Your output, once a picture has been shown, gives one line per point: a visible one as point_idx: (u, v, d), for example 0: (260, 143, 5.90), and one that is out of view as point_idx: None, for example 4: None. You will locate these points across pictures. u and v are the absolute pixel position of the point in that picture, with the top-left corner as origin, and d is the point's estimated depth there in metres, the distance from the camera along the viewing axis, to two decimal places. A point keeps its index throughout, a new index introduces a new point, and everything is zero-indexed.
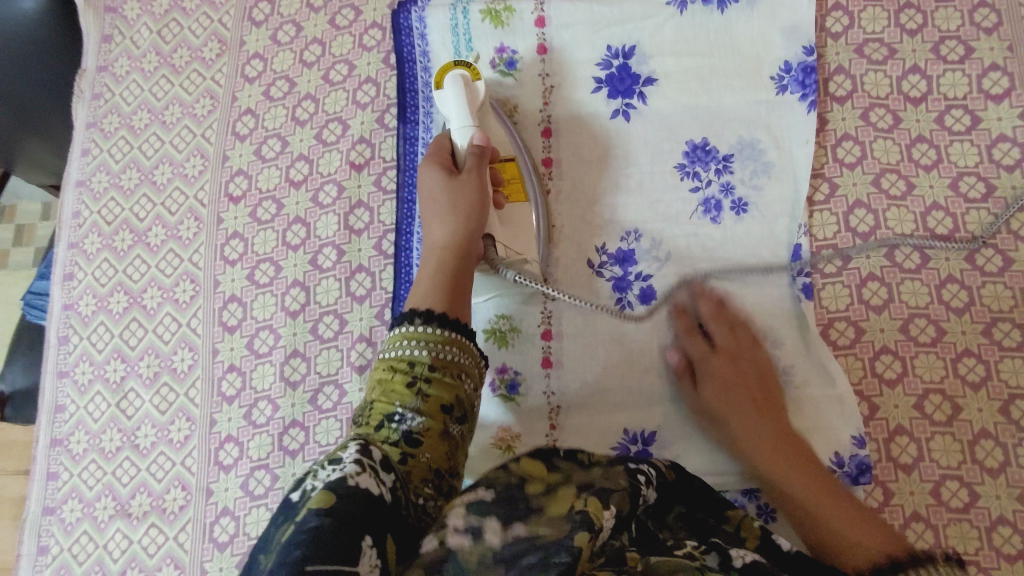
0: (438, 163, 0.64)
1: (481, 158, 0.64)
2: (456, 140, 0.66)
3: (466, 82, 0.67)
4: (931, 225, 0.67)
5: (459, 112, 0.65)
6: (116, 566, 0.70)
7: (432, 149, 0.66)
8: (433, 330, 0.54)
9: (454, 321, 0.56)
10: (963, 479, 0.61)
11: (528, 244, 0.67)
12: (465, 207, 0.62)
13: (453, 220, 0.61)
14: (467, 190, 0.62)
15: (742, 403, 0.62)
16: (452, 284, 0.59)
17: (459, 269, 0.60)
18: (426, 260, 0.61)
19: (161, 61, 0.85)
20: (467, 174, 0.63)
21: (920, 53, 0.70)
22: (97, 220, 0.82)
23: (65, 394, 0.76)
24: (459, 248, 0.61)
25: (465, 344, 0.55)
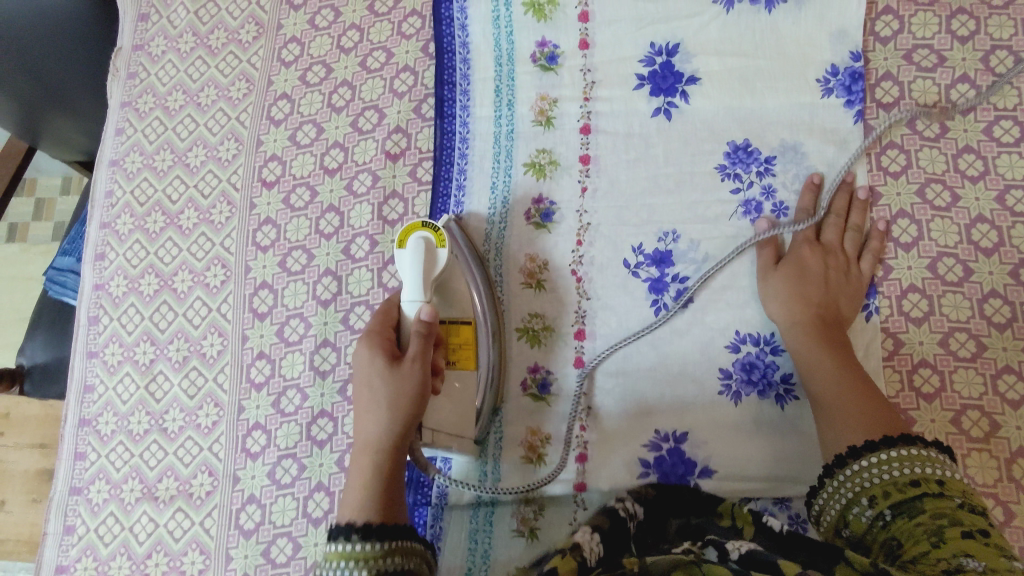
0: (381, 346, 0.59)
1: (426, 342, 0.59)
2: (405, 313, 0.63)
3: (427, 248, 0.64)
4: (975, 238, 0.66)
5: (414, 282, 0.63)
6: (142, 549, 0.70)
7: (377, 317, 0.62)
8: (370, 546, 0.49)
9: (381, 526, 0.51)
10: (999, 497, 0.60)
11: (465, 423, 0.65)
12: (402, 409, 0.56)
13: (389, 418, 0.56)
14: (410, 404, 0.57)
15: (808, 307, 0.63)
16: (386, 494, 0.54)
17: (392, 482, 0.55)
18: (354, 462, 0.56)
19: (197, 42, 0.85)
20: (410, 364, 0.58)
21: (970, 62, 0.69)
22: (130, 201, 0.81)
23: (95, 374, 0.77)
24: (391, 454, 0.56)
25: (406, 546, 0.51)
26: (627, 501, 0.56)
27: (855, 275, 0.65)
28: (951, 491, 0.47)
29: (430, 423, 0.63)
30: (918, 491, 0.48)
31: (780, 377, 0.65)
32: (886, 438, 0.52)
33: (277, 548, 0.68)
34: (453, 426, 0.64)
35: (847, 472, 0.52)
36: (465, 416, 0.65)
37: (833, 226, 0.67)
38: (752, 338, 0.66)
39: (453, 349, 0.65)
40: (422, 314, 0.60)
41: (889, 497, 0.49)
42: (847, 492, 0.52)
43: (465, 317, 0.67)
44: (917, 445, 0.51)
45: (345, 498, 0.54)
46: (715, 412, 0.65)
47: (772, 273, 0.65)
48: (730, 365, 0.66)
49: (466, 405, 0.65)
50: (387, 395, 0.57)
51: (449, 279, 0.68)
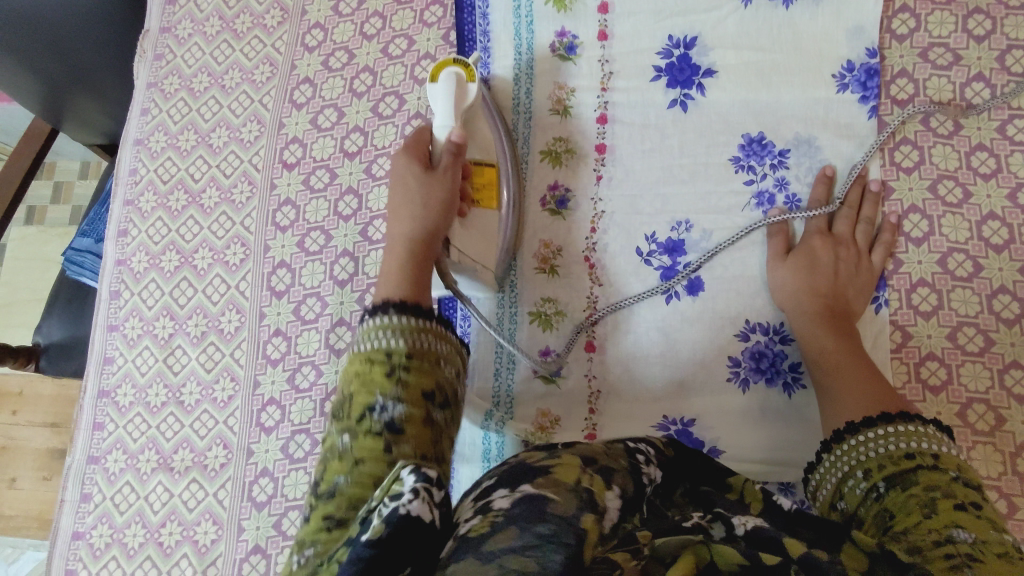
0: (416, 157, 0.61)
1: (458, 154, 0.61)
2: (437, 136, 0.63)
3: (460, 82, 0.64)
4: (986, 234, 0.66)
5: (444, 112, 0.63)
6: (156, 518, 0.72)
7: (410, 138, 0.63)
8: (404, 319, 0.49)
9: (415, 307, 0.51)
10: (1003, 490, 0.61)
11: (488, 252, 0.67)
12: (435, 208, 0.59)
13: (422, 214, 0.59)
14: (440, 198, 0.59)
15: (816, 297, 0.64)
16: (417, 281, 0.55)
17: (421, 268, 0.57)
18: (388, 258, 0.58)
19: (223, 26, 0.86)
20: (444, 171, 0.61)
21: (986, 61, 0.69)
22: (153, 179, 0.83)
23: (115, 347, 0.78)
24: (421, 244, 0.58)
25: (441, 332, 0.51)
26: (652, 463, 0.46)
27: (866, 267, 0.66)
28: (945, 465, 0.47)
29: (458, 244, 0.63)
30: (912, 463, 0.48)
31: (788, 366, 0.66)
32: (884, 414, 0.53)
33: (288, 521, 0.69)
34: (481, 255, 0.66)
35: (845, 447, 0.53)
36: (490, 246, 0.68)
37: (844, 219, 0.68)
38: (761, 327, 0.67)
39: (481, 186, 0.68)
40: (453, 134, 0.61)
41: (882, 469, 0.49)
42: (843, 466, 0.53)
43: (488, 158, 0.69)
44: (914, 422, 0.51)
45: (378, 287, 0.55)
46: (723, 398, 0.66)
47: (782, 262, 0.66)
48: (739, 354, 0.67)
49: (490, 236, 0.68)
50: (420, 194, 0.60)
51: (475, 120, 0.68)
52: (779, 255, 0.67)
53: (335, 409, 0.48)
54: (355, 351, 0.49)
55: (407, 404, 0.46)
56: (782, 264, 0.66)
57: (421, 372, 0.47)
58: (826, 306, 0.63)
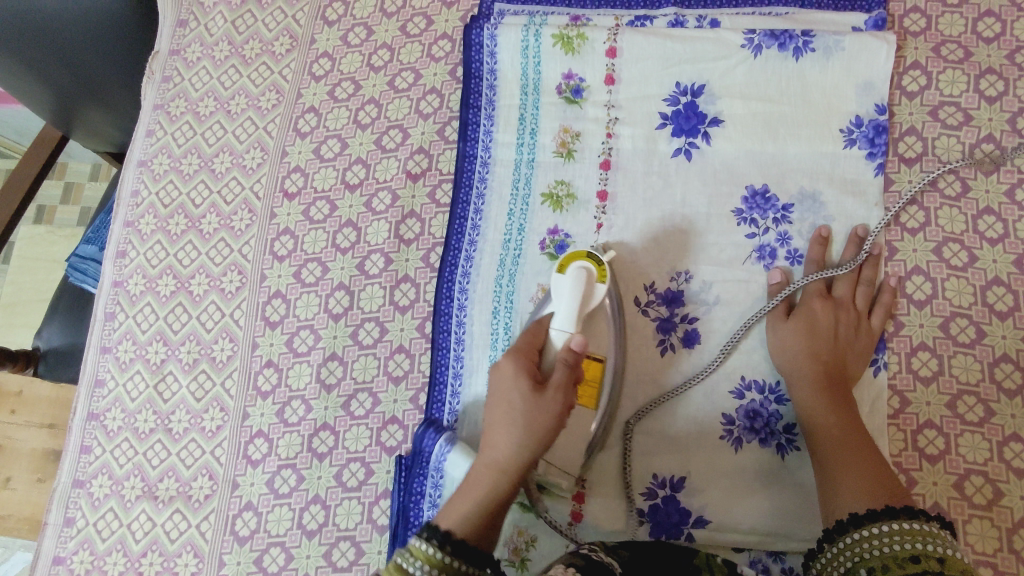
0: (526, 370, 0.58)
1: (572, 372, 0.58)
2: (552, 339, 0.62)
3: (589, 279, 0.65)
4: (991, 300, 0.65)
5: (567, 309, 0.63)
6: (138, 546, 0.71)
7: (526, 336, 0.62)
8: (450, 559, 0.48)
9: (459, 540, 0.50)
10: (997, 566, 0.59)
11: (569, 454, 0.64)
12: (538, 434, 0.55)
13: (521, 438, 0.55)
14: (546, 429, 0.56)
15: (813, 364, 0.62)
16: (488, 519, 0.53)
17: (503, 502, 0.55)
18: (476, 477, 0.56)
19: (232, 51, 0.86)
20: (551, 393, 0.57)
21: (996, 122, 0.68)
22: (154, 202, 0.83)
23: (107, 370, 0.78)
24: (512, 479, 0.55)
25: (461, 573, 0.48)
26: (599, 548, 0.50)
27: (866, 330, 0.64)
28: (951, 571, 0.45)
29: (550, 454, 0.64)
30: (917, 568, 0.47)
31: (782, 426, 0.65)
32: (888, 508, 0.51)
33: (269, 557, 0.68)
34: (565, 465, 0.64)
35: (848, 540, 0.52)
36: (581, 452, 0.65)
37: (847, 279, 0.67)
38: (757, 385, 0.66)
39: (583, 387, 0.64)
40: (574, 344, 0.59)
41: (889, 572, 0.48)
42: (846, 560, 0.51)
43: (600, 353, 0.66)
44: (919, 518, 0.50)
45: (453, 502, 0.55)
46: (716, 456, 0.65)
47: (782, 323, 0.65)
48: (733, 412, 0.66)
49: (581, 440, 0.65)
50: (523, 413, 0.56)
51: (596, 317, 0.66)
52: (775, 315, 0.66)
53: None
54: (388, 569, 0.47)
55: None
56: (783, 326, 0.65)
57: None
58: (824, 374, 0.62)
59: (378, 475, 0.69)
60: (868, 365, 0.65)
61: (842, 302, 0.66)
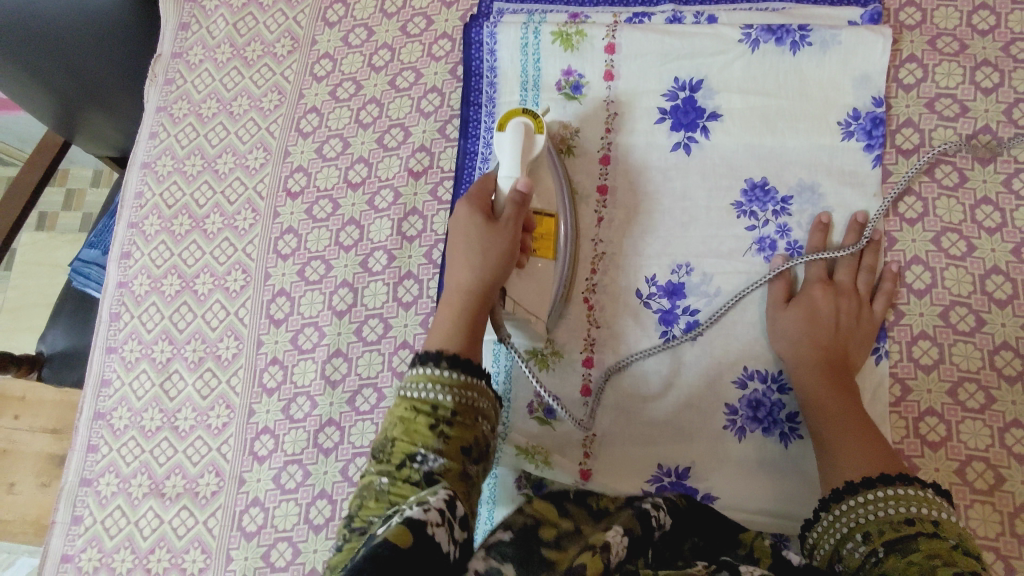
0: (478, 205, 0.63)
1: (521, 209, 0.62)
2: (501, 186, 0.64)
3: (527, 131, 0.67)
4: (990, 288, 0.66)
5: (511, 159, 0.65)
6: (145, 544, 0.72)
7: (474, 188, 0.64)
8: (455, 374, 0.52)
9: (465, 361, 0.53)
10: (1000, 551, 0.60)
11: (543, 304, 0.68)
12: (494, 258, 0.60)
13: (479, 264, 0.60)
14: (500, 254, 0.60)
15: (812, 350, 0.63)
16: (469, 335, 0.57)
17: (473, 325, 0.58)
18: (444, 309, 0.60)
19: (234, 53, 0.87)
20: (505, 222, 0.61)
21: (993, 113, 0.69)
22: (158, 203, 0.84)
23: (112, 369, 0.79)
24: (479, 296, 0.59)
25: (483, 387, 0.54)
26: (661, 509, 0.50)
27: (867, 317, 0.65)
28: (945, 533, 0.47)
29: (513, 294, 0.65)
30: (912, 529, 0.48)
31: (785, 416, 0.65)
32: (884, 475, 0.52)
33: (276, 553, 0.69)
34: (529, 310, 0.66)
35: (843, 507, 0.53)
36: (544, 299, 0.68)
37: (847, 268, 0.67)
38: (759, 375, 0.66)
39: (540, 238, 0.68)
40: (519, 185, 0.62)
41: (882, 535, 0.49)
42: (841, 527, 0.52)
43: (550, 209, 0.69)
44: (913, 484, 0.51)
45: (429, 336, 0.57)
46: (719, 446, 0.66)
47: (783, 310, 0.66)
48: (735, 402, 0.66)
49: (546, 285, 0.68)
50: (481, 238, 0.61)
51: (540, 167, 0.70)
52: (775, 304, 0.66)
53: (375, 447, 0.51)
54: (400, 397, 0.52)
55: (446, 460, 0.49)
56: (784, 312, 0.66)
57: (464, 423, 0.51)
58: (824, 361, 0.62)
59: None
60: (870, 353, 0.65)
61: (843, 289, 0.66)
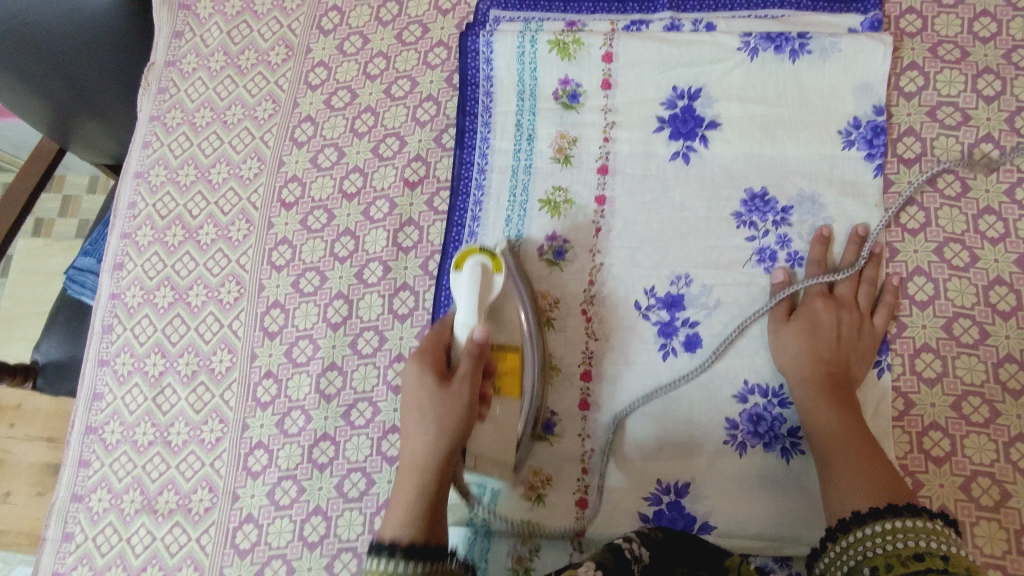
0: (432, 363, 0.58)
1: (479, 362, 0.58)
2: (458, 336, 0.61)
3: (484, 273, 0.62)
4: (993, 300, 0.65)
5: (468, 307, 0.61)
6: (137, 561, 0.71)
7: (428, 341, 0.61)
8: (414, 566, 0.50)
9: (422, 547, 0.51)
10: (1006, 568, 0.59)
11: (507, 451, 0.63)
12: (451, 432, 0.55)
13: (436, 437, 0.55)
14: (457, 425, 0.55)
15: (813, 364, 0.62)
16: (431, 514, 0.53)
17: (435, 501, 0.54)
18: (401, 479, 0.55)
19: (228, 61, 0.86)
20: (460, 384, 0.56)
21: (995, 122, 0.68)
22: (151, 213, 0.83)
23: (105, 382, 0.78)
24: (438, 478, 0.55)
25: (444, 564, 0.51)
26: (634, 541, 0.50)
27: (870, 329, 0.64)
28: (954, 569, 0.46)
29: (472, 449, 0.62)
30: (922, 565, 0.47)
31: (786, 430, 0.64)
32: (890, 506, 0.51)
33: (270, 570, 0.68)
34: (494, 458, 0.63)
35: (850, 539, 0.52)
36: (509, 440, 0.63)
37: (849, 279, 0.66)
38: (760, 389, 0.65)
39: (504, 376, 0.63)
40: (475, 334, 0.58)
41: (891, 569, 0.48)
42: (849, 559, 0.51)
43: (514, 343, 0.65)
44: (923, 516, 0.50)
45: (388, 515, 0.54)
46: (719, 461, 0.65)
47: (784, 324, 0.65)
48: (736, 416, 0.65)
49: (511, 430, 0.63)
50: (436, 409, 0.56)
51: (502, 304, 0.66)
52: (776, 317, 0.65)
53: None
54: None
55: None
56: (785, 327, 0.65)
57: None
58: (826, 376, 0.61)
59: (379, 485, 0.68)
60: (872, 365, 0.64)
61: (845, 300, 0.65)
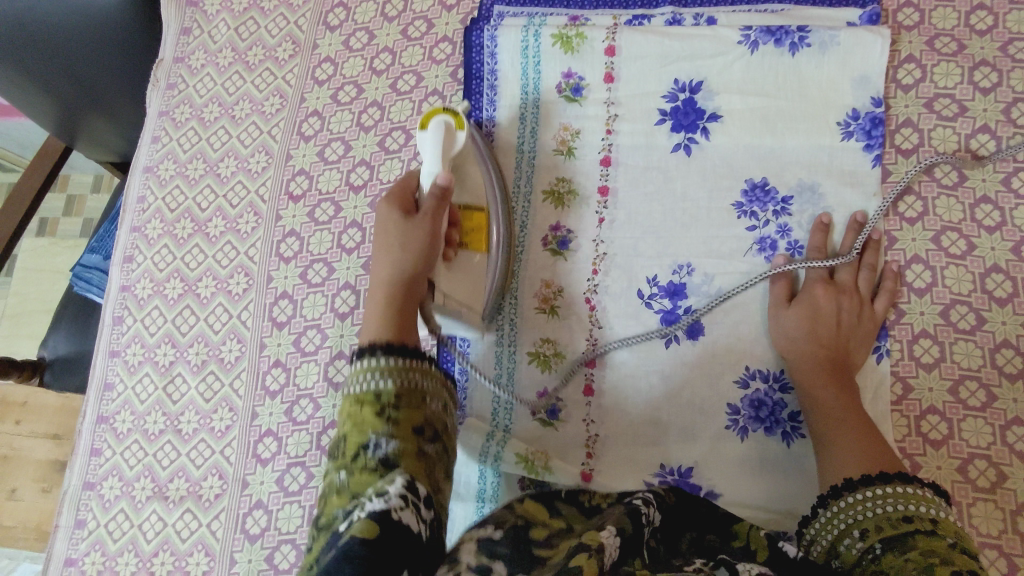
0: (397, 202, 0.63)
1: (440, 204, 0.61)
2: (422, 185, 0.64)
3: (448, 130, 0.65)
4: (990, 287, 0.66)
5: (432, 157, 0.64)
6: (149, 547, 0.72)
7: (396, 186, 0.65)
8: (393, 358, 0.50)
9: (401, 346, 0.52)
10: (1003, 549, 0.60)
11: (473, 296, 0.68)
12: (415, 254, 0.60)
13: (400, 258, 0.60)
14: (421, 244, 0.60)
15: (813, 350, 0.63)
16: (398, 319, 0.56)
17: (403, 304, 0.58)
18: (370, 297, 0.59)
19: (236, 57, 0.88)
20: (422, 219, 0.61)
21: (991, 113, 0.70)
22: (161, 207, 0.84)
23: (115, 373, 0.79)
24: (403, 289, 0.59)
25: (427, 368, 0.52)
26: (651, 504, 0.49)
27: (869, 315, 0.65)
28: (943, 531, 0.47)
29: (443, 288, 0.65)
30: (910, 527, 0.48)
31: (787, 415, 0.66)
32: (882, 473, 0.53)
33: (280, 555, 0.69)
34: (462, 301, 0.66)
35: (845, 502, 0.53)
36: (477, 292, 0.68)
37: (848, 267, 0.67)
38: (761, 375, 0.67)
39: (468, 232, 0.68)
40: (438, 177, 0.61)
41: (881, 530, 0.49)
42: (841, 522, 0.52)
43: (478, 204, 0.69)
44: (913, 484, 0.51)
45: (362, 331, 0.56)
46: (722, 445, 0.66)
47: (785, 310, 0.66)
48: (738, 401, 0.66)
49: (476, 281, 0.68)
50: (398, 240, 0.60)
51: (467, 163, 0.69)
52: (776, 304, 0.67)
53: (330, 448, 0.49)
54: (347, 390, 0.50)
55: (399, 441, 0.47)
56: (785, 313, 0.66)
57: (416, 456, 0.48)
58: (825, 361, 0.62)
59: None
60: (870, 352, 0.66)
61: (846, 288, 0.66)
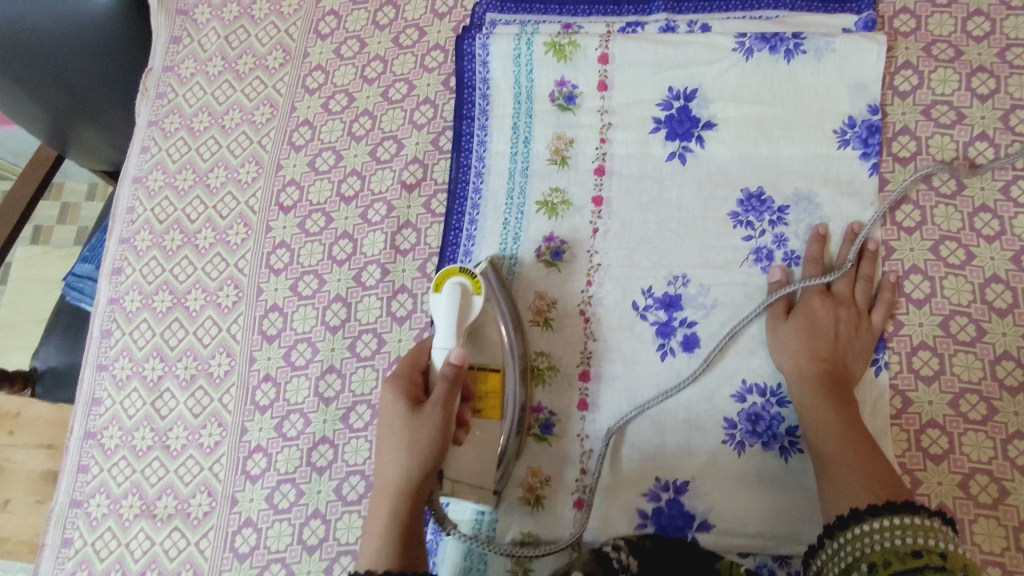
0: (405, 390, 0.59)
1: (452, 389, 0.58)
2: (435, 358, 0.61)
3: (464, 293, 0.63)
4: (989, 298, 0.65)
5: (447, 329, 0.62)
6: (137, 566, 0.71)
7: (406, 362, 0.61)
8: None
9: (398, 564, 0.53)
10: (1005, 566, 0.59)
11: (486, 479, 0.64)
12: (422, 452, 0.56)
13: (409, 457, 0.56)
14: (433, 443, 0.56)
15: (811, 363, 0.62)
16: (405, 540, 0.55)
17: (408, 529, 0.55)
18: (375, 503, 0.56)
19: (226, 66, 0.87)
20: (431, 410, 0.57)
21: (989, 120, 0.69)
22: (149, 218, 0.83)
23: (103, 388, 0.78)
24: (410, 495, 0.56)
25: (422, 568, 0.54)
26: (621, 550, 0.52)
27: (867, 327, 0.64)
28: (953, 565, 0.45)
29: (452, 472, 0.62)
30: (919, 562, 0.46)
31: (785, 429, 0.64)
32: (888, 503, 0.51)
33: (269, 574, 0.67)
34: (474, 476, 0.63)
35: (851, 534, 0.51)
36: (488, 466, 0.64)
37: (845, 278, 0.66)
38: (758, 388, 0.65)
39: (483, 400, 0.64)
40: (451, 359, 0.59)
41: (889, 565, 0.48)
42: (846, 556, 0.51)
43: (494, 364, 0.66)
44: (920, 513, 0.50)
45: (366, 539, 0.55)
46: (719, 460, 0.65)
47: (782, 322, 0.65)
48: (734, 415, 0.65)
49: (489, 458, 0.64)
50: (408, 439, 0.56)
51: (483, 317, 0.67)
52: (773, 316, 0.66)
53: None
54: None
55: None
56: (782, 326, 0.65)
57: None
58: (824, 375, 0.61)
59: None
60: (869, 364, 0.64)
61: (843, 299, 0.65)
